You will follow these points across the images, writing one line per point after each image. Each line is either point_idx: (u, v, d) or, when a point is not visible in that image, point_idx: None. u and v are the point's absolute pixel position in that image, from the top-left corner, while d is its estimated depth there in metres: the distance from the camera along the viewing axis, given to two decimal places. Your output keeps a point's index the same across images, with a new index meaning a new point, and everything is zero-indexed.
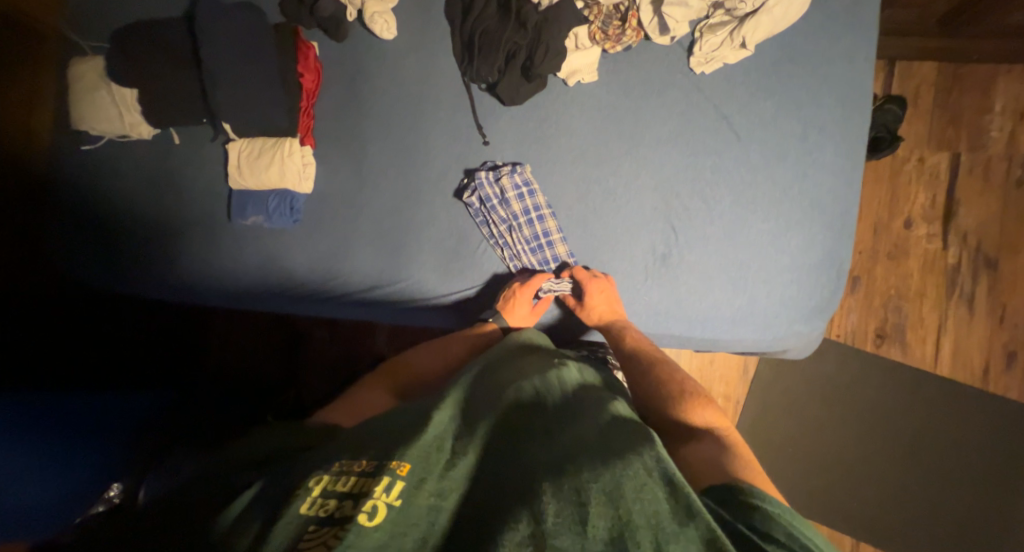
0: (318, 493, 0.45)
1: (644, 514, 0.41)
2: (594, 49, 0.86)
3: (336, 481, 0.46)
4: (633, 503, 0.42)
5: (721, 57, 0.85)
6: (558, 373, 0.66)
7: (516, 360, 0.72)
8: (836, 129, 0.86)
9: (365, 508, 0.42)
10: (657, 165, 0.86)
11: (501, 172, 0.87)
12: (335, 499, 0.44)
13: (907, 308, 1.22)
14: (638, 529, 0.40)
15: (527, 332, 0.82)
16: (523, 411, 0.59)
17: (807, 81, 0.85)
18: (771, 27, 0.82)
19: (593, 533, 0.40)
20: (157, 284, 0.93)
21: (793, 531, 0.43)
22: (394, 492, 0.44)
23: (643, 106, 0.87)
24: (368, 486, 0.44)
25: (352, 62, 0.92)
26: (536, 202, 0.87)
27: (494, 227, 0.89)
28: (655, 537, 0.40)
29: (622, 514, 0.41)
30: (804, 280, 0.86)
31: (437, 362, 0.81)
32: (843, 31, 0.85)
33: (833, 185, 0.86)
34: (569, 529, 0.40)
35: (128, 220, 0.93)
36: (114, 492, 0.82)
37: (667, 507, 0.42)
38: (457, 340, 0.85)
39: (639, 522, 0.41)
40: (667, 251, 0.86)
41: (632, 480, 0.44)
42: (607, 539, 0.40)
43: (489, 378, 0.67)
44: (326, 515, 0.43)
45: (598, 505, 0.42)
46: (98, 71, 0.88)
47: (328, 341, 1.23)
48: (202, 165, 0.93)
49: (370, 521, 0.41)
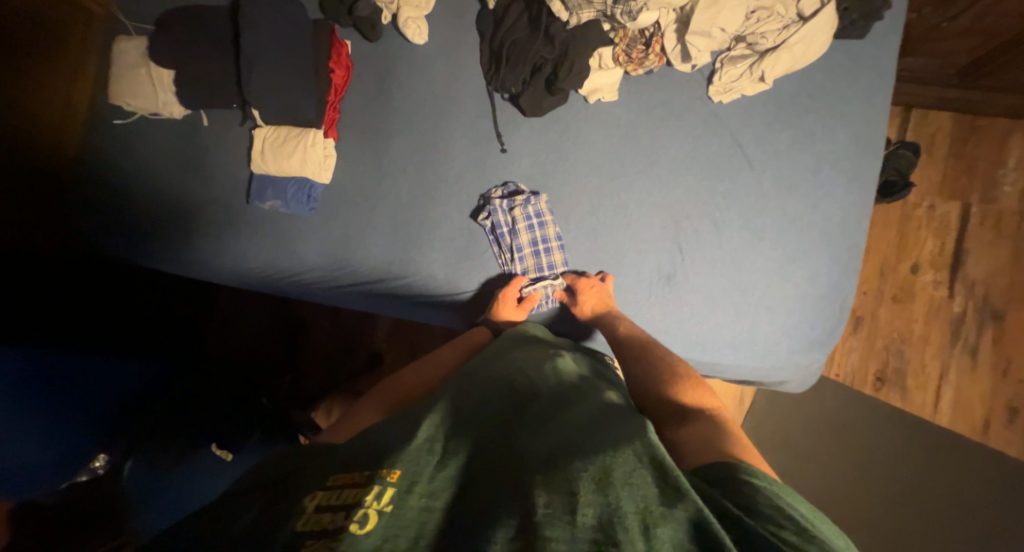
0: (311, 509, 0.44)
1: (632, 499, 0.42)
2: (617, 69, 0.89)
3: (329, 496, 0.46)
4: (622, 490, 0.43)
5: (740, 88, 0.87)
6: (553, 365, 0.70)
7: (514, 351, 0.76)
8: (848, 165, 0.87)
9: (356, 518, 0.42)
10: (669, 187, 0.88)
11: (515, 202, 0.88)
12: (328, 513, 0.44)
13: (909, 352, 1.24)
14: (627, 515, 0.41)
15: (528, 327, 0.85)
16: (520, 400, 0.62)
17: (823, 117, 0.87)
18: (790, 64, 0.84)
19: (583, 520, 0.40)
20: (171, 258, 0.95)
21: (781, 502, 0.45)
22: (385, 499, 0.44)
23: (661, 127, 0.89)
24: (358, 496, 0.44)
25: (383, 62, 0.95)
26: (545, 234, 0.90)
27: (502, 251, 0.91)
28: (643, 519, 0.40)
29: (610, 500, 0.42)
30: (807, 311, 0.86)
31: (434, 370, 0.81)
32: (862, 72, 0.87)
33: (843, 220, 0.87)
34: (559, 519, 0.41)
35: (151, 194, 0.95)
36: (99, 463, 0.86)
37: (655, 492, 0.43)
38: (449, 346, 0.86)
39: (628, 508, 0.41)
40: (672, 270, 0.87)
41: (621, 467, 0.45)
42: (595, 526, 0.40)
43: (486, 372, 0.70)
44: (320, 528, 0.42)
45: (588, 493, 0.42)
46: (139, 49, 0.91)
47: (329, 331, 1.25)
48: (228, 147, 0.95)
49: (361, 529, 0.41)
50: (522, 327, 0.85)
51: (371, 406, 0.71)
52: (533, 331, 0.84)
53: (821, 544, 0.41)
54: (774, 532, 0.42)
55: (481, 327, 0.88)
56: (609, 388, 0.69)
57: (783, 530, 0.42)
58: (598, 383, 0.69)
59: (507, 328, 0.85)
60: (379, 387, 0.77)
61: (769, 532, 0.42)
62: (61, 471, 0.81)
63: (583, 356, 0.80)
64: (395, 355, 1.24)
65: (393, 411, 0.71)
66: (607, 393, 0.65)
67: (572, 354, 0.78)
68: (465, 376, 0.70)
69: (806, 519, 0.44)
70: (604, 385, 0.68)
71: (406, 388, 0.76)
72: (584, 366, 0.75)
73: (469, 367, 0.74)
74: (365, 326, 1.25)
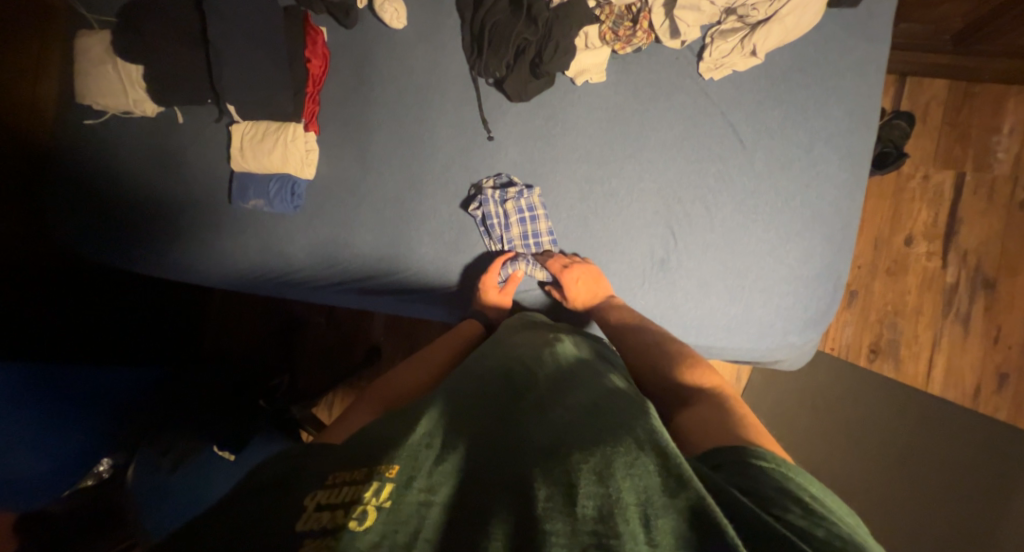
0: (312, 507, 0.43)
1: (633, 489, 0.42)
2: (604, 49, 0.85)
3: (329, 494, 0.44)
4: (622, 480, 0.42)
5: (731, 64, 0.84)
6: (552, 352, 0.71)
7: (511, 340, 0.77)
8: (842, 141, 0.85)
9: (355, 515, 0.41)
10: (660, 170, 0.86)
11: (508, 194, 0.85)
12: (328, 511, 0.42)
13: (902, 324, 1.24)
14: (627, 506, 0.40)
15: (528, 314, 0.87)
16: (519, 391, 0.62)
17: (816, 91, 0.85)
18: (783, 35, 0.81)
19: (582, 512, 0.40)
20: (156, 261, 0.92)
21: (787, 487, 0.45)
22: (384, 494, 0.43)
23: (651, 109, 0.87)
24: (356, 493, 0.43)
25: (361, 50, 0.92)
26: (536, 228, 0.88)
27: (493, 243, 0.90)
28: (643, 510, 0.40)
29: (611, 491, 0.41)
30: (801, 291, 0.85)
31: (427, 366, 0.80)
32: (856, 42, 0.85)
33: (836, 198, 0.85)
34: (558, 512, 0.41)
35: (131, 197, 0.92)
36: (103, 467, 0.89)
37: (657, 481, 0.42)
38: (440, 342, 0.85)
39: (628, 499, 0.41)
40: (665, 256, 0.86)
41: (622, 457, 0.44)
42: (596, 517, 0.40)
43: (481, 363, 0.71)
44: (320, 527, 0.40)
45: (588, 485, 0.42)
46: (104, 44, 0.86)
47: (326, 327, 1.25)
48: (206, 144, 0.93)
49: (360, 525, 0.40)
50: (525, 314, 0.87)
51: (362, 411, 0.67)
52: (524, 316, 0.87)
53: (828, 525, 0.41)
54: (776, 517, 0.41)
55: (473, 322, 0.87)
56: (609, 370, 0.68)
57: (787, 513, 0.42)
58: (597, 366, 0.69)
59: (505, 319, 0.85)
60: (375, 388, 0.75)
61: (773, 518, 0.41)
62: (64, 477, 0.82)
63: (583, 339, 0.79)
64: (392, 346, 1.24)
65: (387, 410, 0.69)
66: (609, 378, 0.64)
67: (573, 337, 0.79)
68: (464, 366, 0.71)
69: (812, 502, 0.44)
70: (603, 366, 0.69)
71: (401, 386, 0.75)
72: (583, 348, 0.75)
73: (466, 357, 0.74)
74: (360, 319, 1.25)
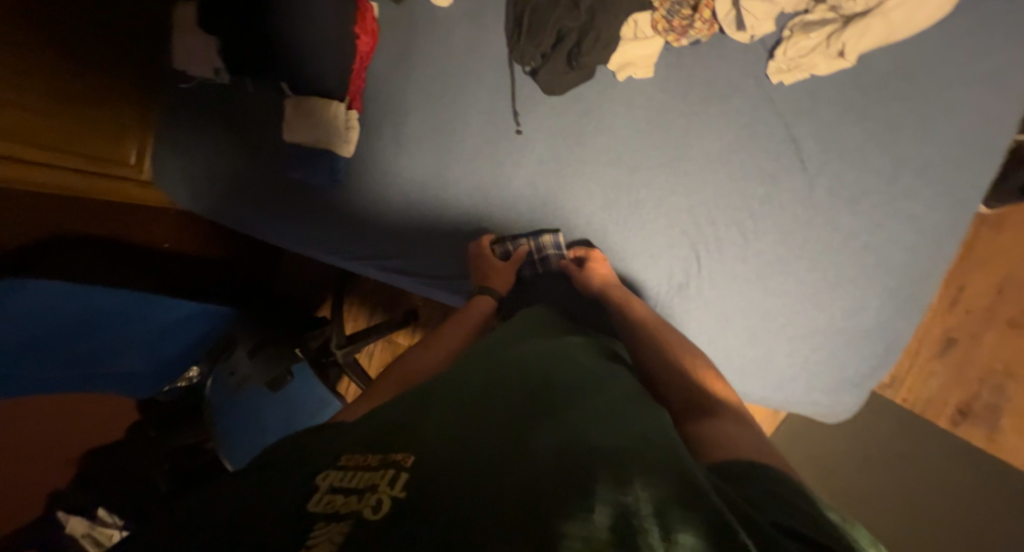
0: (325, 490, 0.36)
1: (648, 497, 0.30)
2: (655, 39, 0.76)
3: (343, 476, 0.37)
4: (642, 487, 0.31)
5: (809, 65, 0.72)
6: (576, 344, 0.61)
7: (529, 332, 0.67)
8: (939, 173, 0.71)
9: (371, 503, 0.34)
10: (699, 185, 0.76)
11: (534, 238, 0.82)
12: (342, 495, 0.35)
13: (1012, 389, 1.02)
14: (646, 518, 0.28)
15: (540, 308, 0.75)
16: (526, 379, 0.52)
17: (913, 110, 0.71)
18: (882, 33, 0.69)
19: (594, 520, 0.28)
20: (223, 216, 1.02)
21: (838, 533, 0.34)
22: (399, 484, 0.35)
23: (701, 112, 0.76)
24: (374, 478, 0.36)
25: (407, 26, 0.90)
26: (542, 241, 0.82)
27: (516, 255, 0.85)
28: (661, 523, 0.28)
29: (628, 498, 0.29)
30: (839, 346, 0.75)
31: (442, 344, 0.75)
32: (978, 53, 0.69)
33: (915, 243, 0.72)
34: (560, 515, 0.29)
35: (191, 158, 1.01)
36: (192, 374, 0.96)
37: (676, 490, 0.31)
38: (458, 318, 0.79)
39: (646, 510, 0.29)
40: (685, 281, 0.77)
41: (636, 462, 0.33)
42: (609, 527, 0.27)
43: (496, 348, 0.62)
44: (332, 512, 0.34)
45: (601, 489, 0.30)
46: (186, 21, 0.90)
47: (374, 284, 1.34)
48: (255, 113, 0.97)
49: (375, 514, 0.33)
50: (540, 307, 0.75)
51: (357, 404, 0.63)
52: (556, 311, 0.76)
53: None
54: None
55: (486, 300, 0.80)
56: None
57: None
58: (623, 369, 0.58)
59: (536, 306, 0.75)
60: (391, 373, 0.70)
61: None
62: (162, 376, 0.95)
63: (600, 340, 0.68)
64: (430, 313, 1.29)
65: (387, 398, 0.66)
66: (621, 376, 0.54)
67: (598, 340, 0.68)
68: (468, 352, 0.64)
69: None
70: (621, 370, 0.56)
71: (413, 372, 0.69)
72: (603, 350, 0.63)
73: (483, 340, 0.66)
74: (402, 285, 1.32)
